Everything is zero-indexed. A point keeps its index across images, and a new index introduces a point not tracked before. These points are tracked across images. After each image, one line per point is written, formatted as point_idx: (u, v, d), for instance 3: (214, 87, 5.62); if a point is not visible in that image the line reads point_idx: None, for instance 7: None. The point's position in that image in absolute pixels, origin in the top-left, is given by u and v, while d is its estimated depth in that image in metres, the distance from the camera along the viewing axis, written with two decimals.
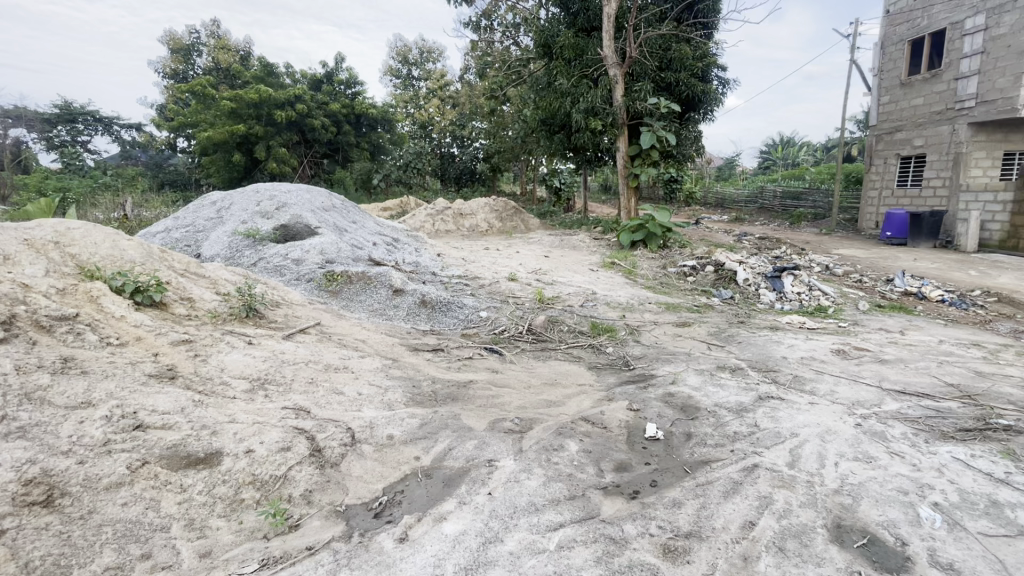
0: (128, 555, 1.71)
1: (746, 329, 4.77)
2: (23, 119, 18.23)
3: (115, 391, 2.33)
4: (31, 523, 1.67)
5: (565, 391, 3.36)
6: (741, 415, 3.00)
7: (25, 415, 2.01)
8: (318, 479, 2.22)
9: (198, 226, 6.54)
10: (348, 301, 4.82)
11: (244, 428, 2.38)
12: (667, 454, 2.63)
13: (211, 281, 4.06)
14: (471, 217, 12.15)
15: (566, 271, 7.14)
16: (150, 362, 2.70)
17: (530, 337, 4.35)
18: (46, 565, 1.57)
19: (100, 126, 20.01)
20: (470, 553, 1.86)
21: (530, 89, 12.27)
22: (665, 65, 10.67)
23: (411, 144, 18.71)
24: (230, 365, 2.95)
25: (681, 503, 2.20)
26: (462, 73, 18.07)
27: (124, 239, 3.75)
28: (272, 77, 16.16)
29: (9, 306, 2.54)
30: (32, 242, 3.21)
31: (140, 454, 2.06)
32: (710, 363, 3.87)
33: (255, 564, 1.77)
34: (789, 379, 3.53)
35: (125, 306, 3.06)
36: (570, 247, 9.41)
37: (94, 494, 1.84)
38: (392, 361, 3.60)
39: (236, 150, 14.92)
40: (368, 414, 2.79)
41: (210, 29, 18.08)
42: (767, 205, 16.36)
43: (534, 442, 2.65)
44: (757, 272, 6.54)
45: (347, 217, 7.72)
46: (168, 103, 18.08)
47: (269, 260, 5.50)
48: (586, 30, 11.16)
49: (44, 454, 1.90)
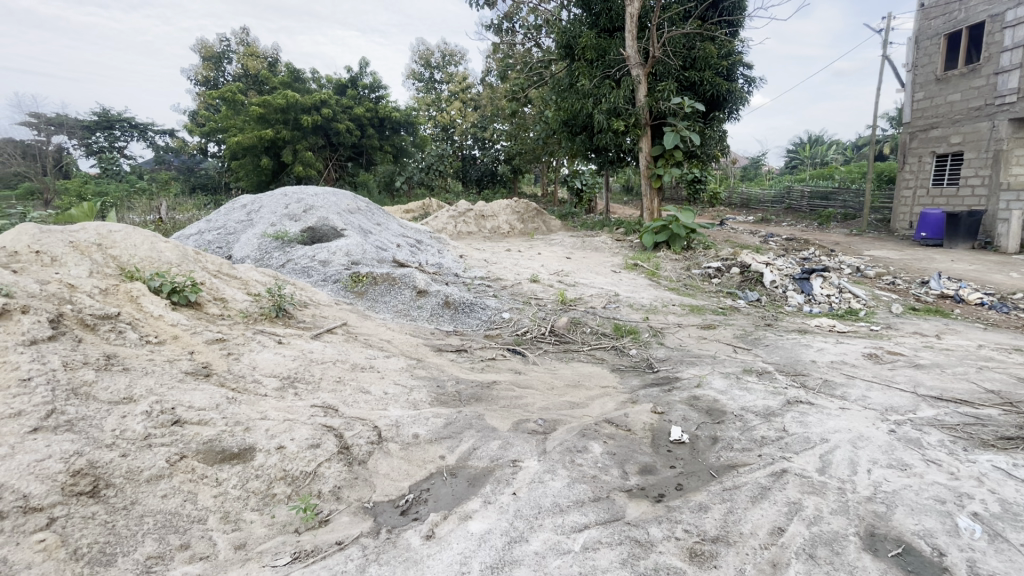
0: (168, 545, 1.78)
1: (772, 331, 4.69)
2: (64, 127, 19.01)
3: (155, 388, 2.42)
4: (78, 511, 1.75)
5: (589, 393, 3.36)
6: (769, 419, 2.95)
7: (73, 409, 2.10)
8: (346, 476, 2.27)
9: (230, 228, 6.75)
10: (373, 301, 4.91)
11: (275, 425, 2.45)
12: (692, 458, 2.60)
13: (243, 282, 4.19)
14: (493, 218, 12.22)
15: (588, 272, 7.12)
16: (186, 360, 2.80)
17: (553, 338, 4.37)
18: (93, 553, 1.65)
19: (135, 133, 20.78)
20: (495, 552, 1.88)
21: (552, 90, 12.25)
22: (689, 65, 10.55)
23: (432, 148, 18.91)
24: (261, 364, 3.04)
25: (708, 507, 2.18)
26: (484, 75, 18.18)
27: (161, 240, 3.88)
28: (298, 83, 16.50)
29: (57, 305, 2.67)
30: (76, 244, 3.37)
31: (178, 448, 2.13)
32: (736, 366, 3.80)
33: (287, 557, 1.83)
34: (819, 384, 3.45)
35: (162, 306, 3.18)
36: (592, 249, 9.38)
37: (136, 486, 1.92)
38: (417, 361, 3.65)
39: (264, 155, 15.30)
40: (394, 413, 2.84)
41: (239, 37, 18.58)
42: (794, 205, 16.01)
43: (558, 443, 2.66)
44: (785, 274, 6.42)
45: (371, 219, 7.85)
46: (199, 109, 18.65)
47: (297, 261, 5.65)
48: (608, 30, 11.09)
49: (90, 446, 1.98)
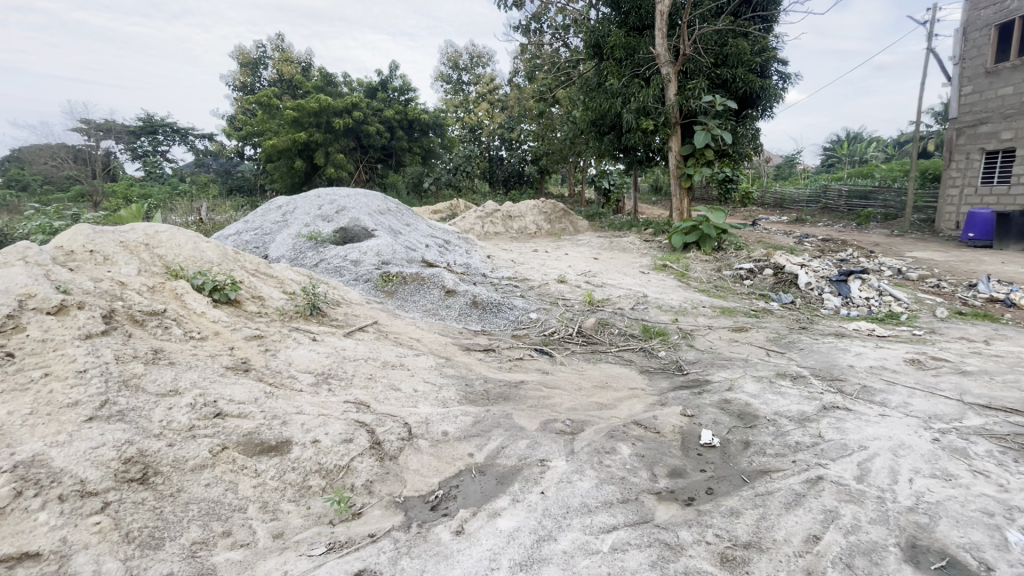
0: (212, 531, 1.86)
1: (807, 335, 4.56)
2: (112, 132, 19.89)
3: (198, 381, 2.54)
4: (130, 497, 1.86)
5: (617, 394, 3.34)
6: (804, 425, 2.87)
7: (124, 400, 2.22)
8: (378, 471, 2.32)
9: (266, 229, 6.97)
10: (402, 301, 4.99)
11: (310, 419, 2.52)
12: (723, 462, 2.56)
13: (279, 280, 4.32)
14: (521, 219, 12.26)
15: (615, 273, 7.08)
16: (227, 355, 2.92)
17: (581, 339, 4.35)
18: (143, 537, 1.75)
19: (177, 137, 21.64)
20: (524, 550, 1.89)
21: (579, 90, 12.18)
22: (721, 62, 10.34)
23: (460, 149, 19.05)
24: (297, 360, 3.14)
25: (739, 512, 2.14)
26: (511, 75, 18.22)
27: (203, 241, 4.03)
28: (330, 87, 16.88)
29: (110, 302, 2.83)
30: (126, 244, 3.55)
31: (220, 440, 2.23)
32: (769, 369, 3.72)
33: (323, 547, 1.88)
34: (856, 389, 3.34)
35: (205, 303, 3.32)
36: (620, 250, 9.29)
37: (181, 474, 2.02)
38: (445, 360, 3.70)
39: (297, 157, 15.70)
40: (423, 410, 2.89)
41: (275, 43, 19.15)
42: (831, 205, 15.48)
43: (586, 444, 2.65)
44: (821, 277, 6.23)
45: (401, 220, 7.97)
46: (237, 114, 19.30)
47: (330, 261, 5.79)
48: (638, 28, 10.96)
49: (140, 435, 2.09)
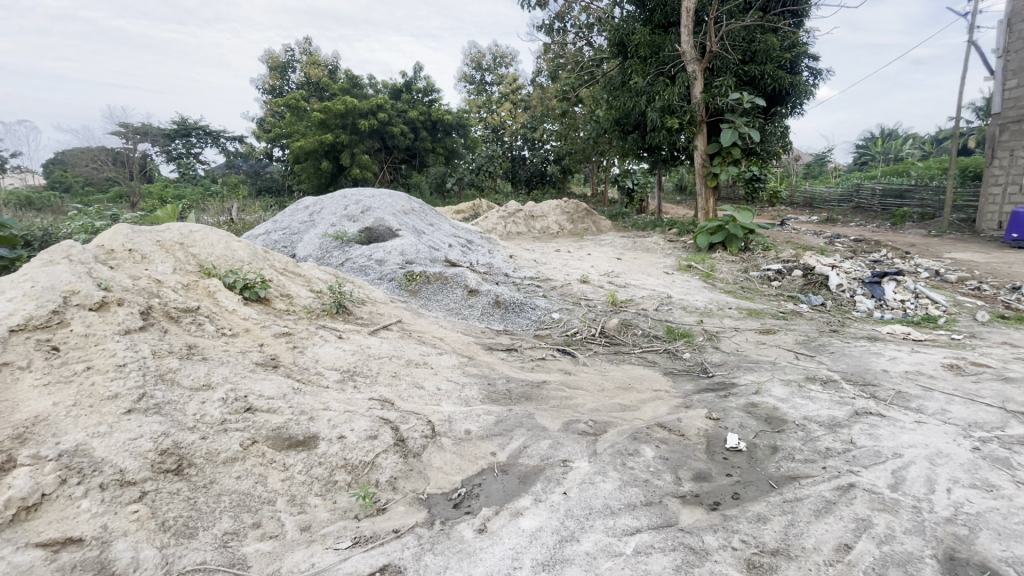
0: (242, 522, 1.92)
1: (839, 338, 4.43)
2: (149, 135, 20.62)
3: (230, 376, 2.61)
4: (166, 487, 1.93)
5: (640, 396, 3.30)
6: (835, 430, 2.79)
7: (160, 393, 2.30)
8: (402, 467, 2.35)
9: (294, 229, 7.12)
10: (425, 301, 5.04)
11: (337, 415, 2.57)
12: (750, 467, 2.51)
13: (307, 279, 4.42)
14: (543, 218, 12.25)
15: (639, 273, 7.01)
16: (257, 351, 3.00)
17: (603, 340, 4.32)
18: (178, 526, 1.81)
19: (209, 139, 22.30)
20: (547, 550, 1.89)
21: (603, 89, 12.08)
22: (749, 58, 10.14)
23: (483, 149, 19.09)
24: (324, 357, 3.20)
25: (767, 518, 2.09)
26: (534, 75, 18.22)
27: (235, 240, 4.14)
28: (356, 89, 17.14)
29: (147, 299, 2.93)
30: (162, 243, 3.68)
31: (250, 433, 2.29)
32: (798, 373, 3.63)
33: (349, 541, 1.92)
34: (891, 395, 3.24)
35: (236, 301, 3.41)
36: (644, 250, 9.19)
37: (214, 466, 2.08)
38: (468, 359, 3.72)
39: (324, 158, 16.01)
40: (446, 408, 2.91)
41: (303, 47, 19.56)
42: (863, 204, 15.01)
43: (608, 445, 2.64)
44: (853, 278, 6.06)
45: (424, 220, 8.04)
46: (266, 116, 19.77)
47: (355, 261, 5.88)
48: (663, 26, 10.83)
49: (175, 428, 2.16)
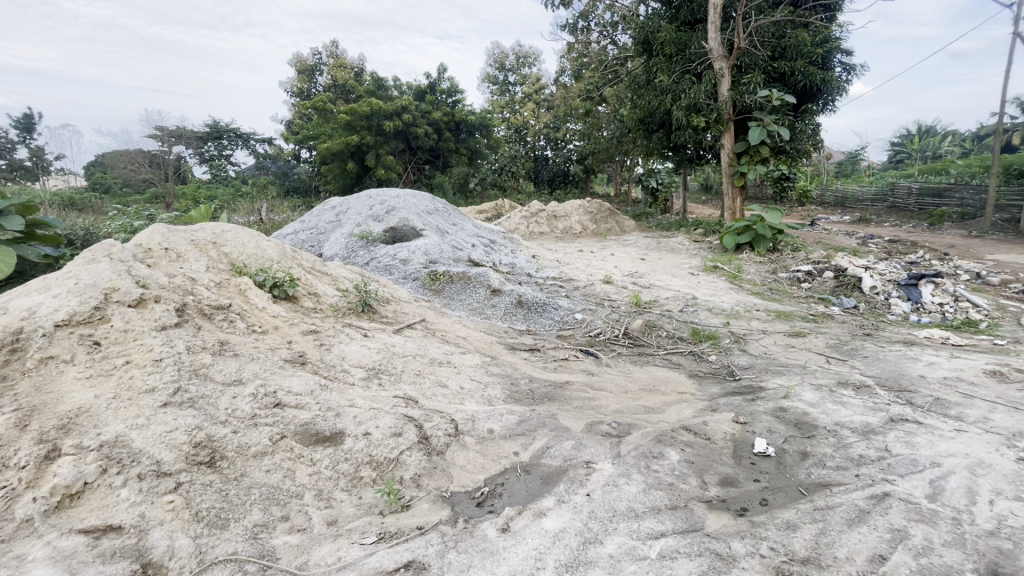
0: (271, 515, 1.97)
1: (872, 342, 4.29)
2: (183, 138, 21.32)
3: (260, 372, 2.68)
4: (199, 479, 1.99)
5: (665, 398, 3.26)
6: (869, 437, 2.71)
7: (194, 387, 2.37)
8: (425, 465, 2.38)
9: (321, 228, 7.26)
10: (449, 300, 5.08)
11: (362, 412, 2.60)
12: (779, 472, 2.45)
13: (333, 278, 4.50)
14: (566, 218, 12.19)
15: (663, 274, 6.92)
16: (286, 348, 3.07)
17: (627, 341, 4.28)
18: (211, 517, 1.87)
19: (240, 141, 22.91)
20: (570, 551, 1.88)
21: (627, 88, 11.98)
22: (779, 54, 9.92)
23: (506, 149, 19.10)
24: (350, 355, 3.25)
25: (797, 526, 2.04)
26: (558, 75, 18.17)
27: (265, 239, 4.24)
28: (381, 91, 17.36)
29: (183, 296, 3.03)
30: (197, 242, 3.80)
31: (280, 429, 2.34)
32: (829, 377, 3.53)
33: (374, 536, 1.95)
34: (928, 402, 3.11)
35: (266, 299, 3.50)
36: (668, 250, 9.07)
37: (245, 459, 2.14)
38: (491, 359, 3.74)
39: (350, 159, 16.27)
40: (469, 407, 2.93)
41: (330, 50, 19.93)
42: (899, 203, 14.48)
43: (632, 447, 2.61)
44: (888, 280, 5.86)
45: (448, 220, 8.10)
46: (294, 118, 20.21)
47: (380, 260, 5.96)
48: (690, 23, 10.70)
49: (208, 421, 2.22)
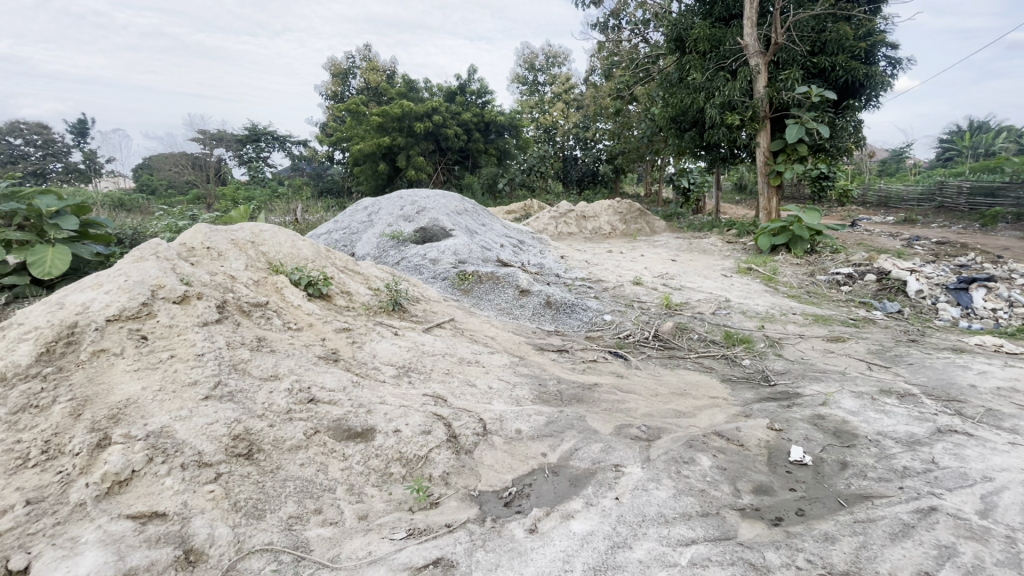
0: (305, 508, 2.02)
1: (918, 348, 4.09)
2: (224, 141, 22.14)
3: (295, 368, 2.76)
4: (238, 470, 2.06)
5: (696, 402, 3.19)
6: (913, 448, 2.59)
7: (233, 381, 2.46)
8: (454, 463, 2.40)
9: (353, 228, 7.41)
10: (478, 300, 5.11)
11: (392, 410, 2.64)
12: (817, 482, 2.36)
13: (365, 277, 4.59)
14: (595, 219, 12.10)
15: (695, 275, 6.79)
16: (319, 345, 3.14)
17: (657, 344, 4.21)
18: (248, 507, 1.94)
19: (277, 144, 23.61)
20: (598, 555, 1.87)
21: (659, 86, 11.81)
22: (819, 49, 9.60)
23: (535, 149, 19.07)
24: (381, 353, 3.31)
25: (835, 538, 1.97)
26: (588, 74, 18.05)
27: (300, 239, 4.35)
28: (412, 93, 17.60)
29: (223, 294, 3.14)
30: (237, 242, 3.94)
31: (313, 423, 2.40)
32: (872, 385, 3.38)
33: (403, 532, 1.98)
34: (980, 413, 2.95)
35: (301, 297, 3.60)
36: (700, 251, 8.89)
37: (280, 453, 2.20)
38: (519, 359, 3.74)
39: (381, 160, 16.58)
40: (498, 407, 2.93)
41: (363, 53, 20.35)
42: (948, 203, 13.78)
43: (662, 452, 2.57)
44: (935, 284, 5.60)
45: (477, 220, 8.15)
46: (329, 121, 20.71)
47: (410, 260, 6.05)
48: (725, 18, 10.48)
49: (246, 415, 2.30)
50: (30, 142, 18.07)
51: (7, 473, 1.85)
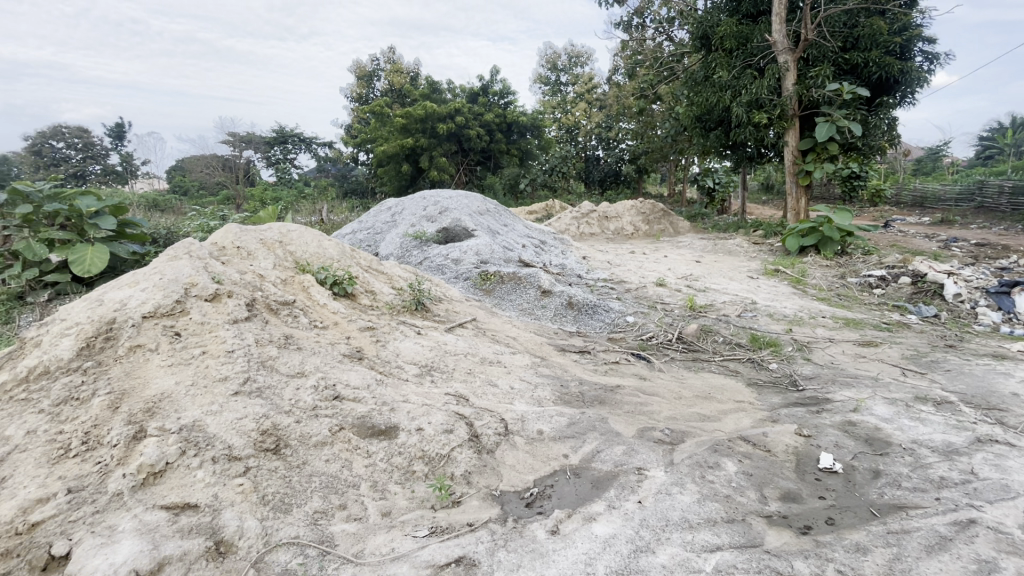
0: (330, 503, 2.05)
1: (955, 354, 3.94)
2: (252, 143, 22.68)
3: (321, 365, 2.81)
4: (266, 464, 2.11)
5: (721, 406, 3.13)
6: (951, 458, 2.49)
7: (262, 377, 2.51)
8: (476, 462, 2.41)
9: (377, 229, 7.51)
10: (500, 300, 5.12)
11: (415, 408, 2.67)
12: (848, 491, 2.30)
13: (389, 277, 4.64)
14: (617, 219, 11.99)
15: (720, 277, 6.67)
16: (344, 344, 3.20)
17: (681, 346, 4.15)
18: (276, 500, 1.98)
19: (303, 145, 24.09)
20: (620, 558, 1.85)
21: (683, 85, 11.65)
22: (851, 45, 9.33)
23: (557, 149, 19.02)
24: (404, 352, 3.34)
25: (868, 549, 1.91)
26: (611, 73, 17.91)
27: (326, 239, 4.43)
28: (436, 94, 17.74)
29: (252, 292, 3.22)
30: (265, 241, 4.03)
31: (339, 420, 2.44)
32: (906, 392, 3.27)
33: (426, 530, 1.99)
34: (1023, 423, 2.82)
35: (326, 295, 3.67)
36: (726, 252, 8.72)
37: (306, 449, 2.24)
38: (541, 360, 3.73)
39: (405, 161, 16.76)
40: (519, 407, 2.94)
41: (388, 56, 20.61)
42: (988, 203, 13.22)
43: (686, 456, 2.53)
44: (974, 287, 5.38)
45: (499, 220, 8.18)
46: (354, 123, 21.04)
47: (433, 260, 6.10)
48: (752, 15, 10.28)
49: (273, 410, 2.35)
50: (71, 145, 18.81)
51: (51, 463, 1.93)
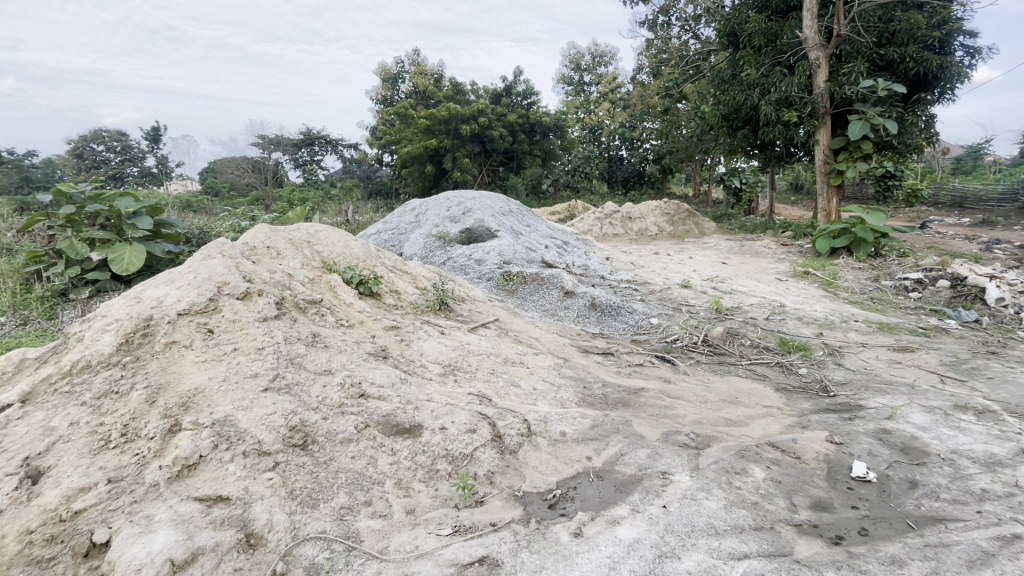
0: (355, 499, 2.09)
1: (998, 362, 3.76)
2: (281, 145, 23.19)
3: (347, 363, 2.85)
4: (294, 460, 2.15)
5: (748, 412, 3.07)
6: (993, 470, 2.38)
7: (290, 374, 2.57)
8: (499, 463, 2.41)
9: (401, 229, 7.60)
10: (522, 300, 5.12)
11: (439, 407, 2.69)
12: (882, 501, 2.22)
13: (413, 277, 4.68)
14: (641, 220, 11.87)
15: (747, 279, 6.53)
16: (370, 342, 3.24)
17: (706, 349, 4.08)
18: (304, 495, 2.02)
19: (330, 147, 24.52)
20: (645, 563, 1.83)
21: (710, 83, 11.45)
22: (886, 40, 9.03)
23: (580, 149, 18.91)
24: (427, 351, 3.37)
25: (904, 562, 1.84)
26: (635, 73, 17.72)
27: (352, 239, 4.50)
28: (459, 95, 17.84)
29: (281, 291, 3.30)
30: (294, 241, 4.11)
31: (364, 418, 2.48)
32: (945, 400, 3.14)
33: (449, 528, 2.01)
34: None
35: (352, 294, 3.73)
36: (753, 254, 8.54)
37: (333, 445, 2.28)
38: (564, 361, 3.72)
39: (428, 163, 16.91)
40: (542, 408, 2.93)
41: (412, 58, 20.83)
42: None
43: (712, 461, 2.48)
44: (1018, 292, 5.13)
45: (522, 221, 8.17)
46: (378, 125, 21.32)
47: (456, 260, 6.14)
48: (782, 12, 10.05)
49: (301, 407, 2.40)
50: (111, 148, 19.58)
51: (92, 453, 2.02)
